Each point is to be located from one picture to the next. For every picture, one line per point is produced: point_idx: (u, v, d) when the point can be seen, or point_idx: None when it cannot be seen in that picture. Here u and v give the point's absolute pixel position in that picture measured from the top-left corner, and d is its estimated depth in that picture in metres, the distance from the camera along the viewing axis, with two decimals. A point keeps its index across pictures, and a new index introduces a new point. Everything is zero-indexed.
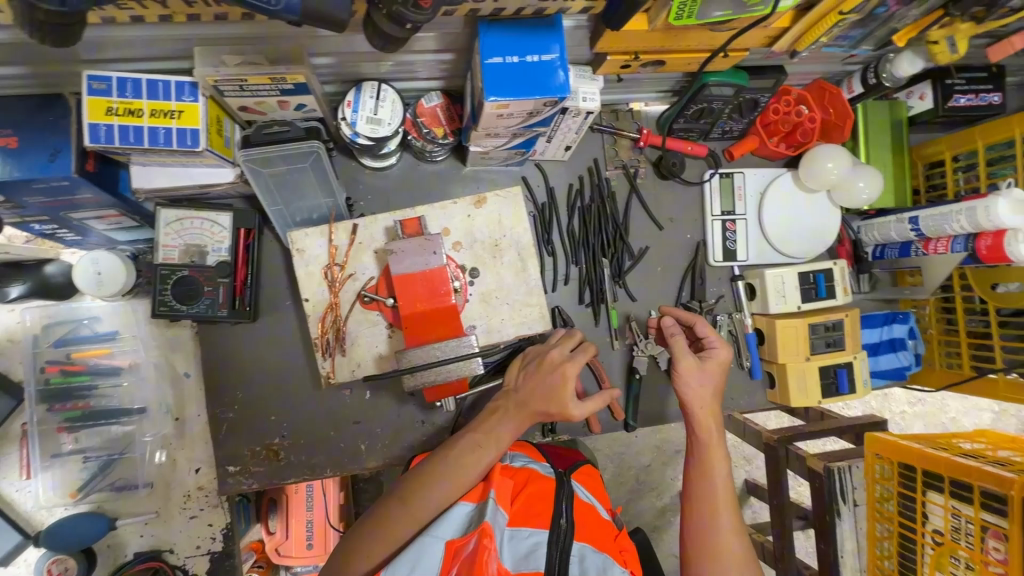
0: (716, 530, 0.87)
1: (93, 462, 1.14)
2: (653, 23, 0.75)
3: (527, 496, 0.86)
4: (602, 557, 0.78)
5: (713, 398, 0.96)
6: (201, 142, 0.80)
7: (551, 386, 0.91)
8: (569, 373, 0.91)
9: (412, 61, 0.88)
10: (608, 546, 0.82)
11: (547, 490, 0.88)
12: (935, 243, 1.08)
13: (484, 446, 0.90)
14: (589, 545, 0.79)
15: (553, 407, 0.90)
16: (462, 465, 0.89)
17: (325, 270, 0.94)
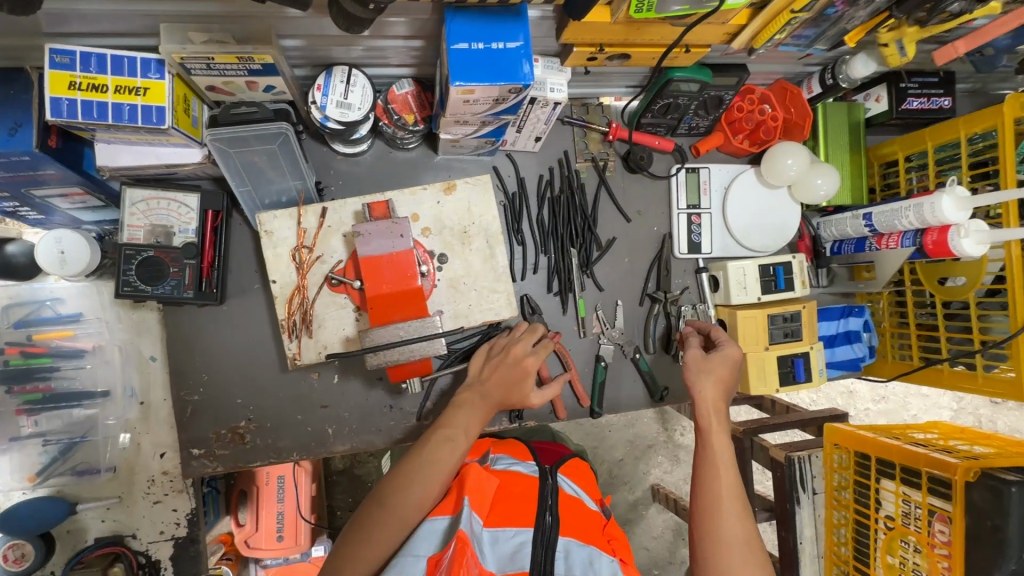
0: (724, 516, 0.87)
1: (54, 446, 1.12)
2: (615, 15, 0.77)
3: (510, 498, 0.90)
4: (587, 549, 0.83)
5: (720, 390, 0.99)
6: (167, 120, 0.80)
7: (516, 376, 0.97)
8: (530, 365, 0.98)
9: (382, 46, 0.90)
10: (595, 537, 0.88)
11: (530, 490, 0.92)
12: (887, 238, 1.13)
13: (447, 441, 0.90)
14: (574, 539, 0.84)
15: (514, 397, 0.97)
16: (432, 466, 0.88)
17: (293, 253, 0.95)
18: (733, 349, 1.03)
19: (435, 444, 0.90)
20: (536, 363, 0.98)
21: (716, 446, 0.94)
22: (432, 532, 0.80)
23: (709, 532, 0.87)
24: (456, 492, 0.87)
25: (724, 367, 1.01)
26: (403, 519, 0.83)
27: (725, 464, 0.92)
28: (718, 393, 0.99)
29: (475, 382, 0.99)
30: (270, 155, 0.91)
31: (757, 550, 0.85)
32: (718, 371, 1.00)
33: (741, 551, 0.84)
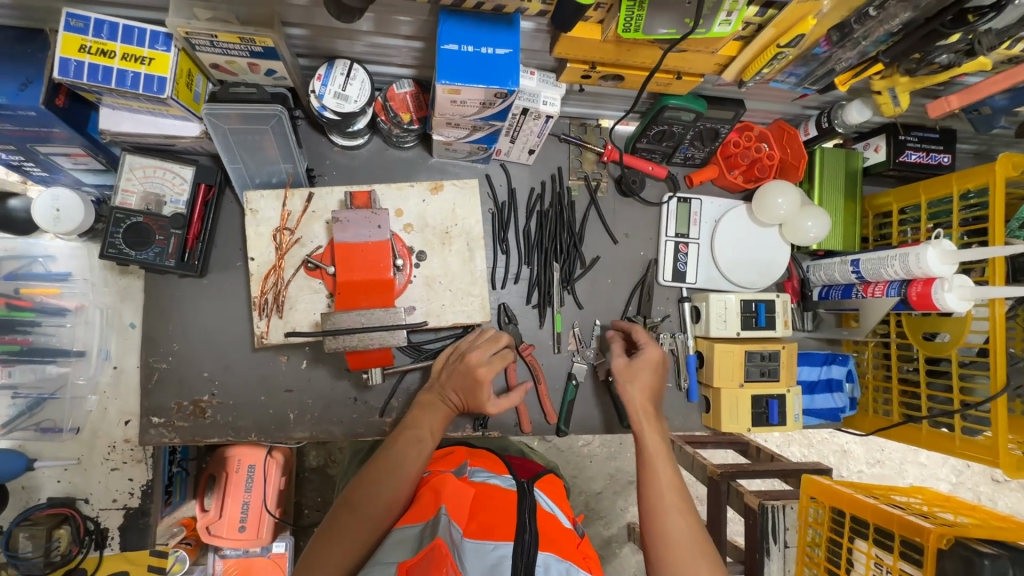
0: (669, 513, 0.87)
1: (23, 399, 1.14)
2: (604, 33, 0.79)
3: (485, 511, 0.81)
4: (566, 564, 0.75)
5: (647, 394, 1.01)
6: (166, 90, 0.84)
7: (474, 382, 0.96)
8: (484, 371, 0.96)
9: (384, 44, 0.93)
10: (573, 554, 0.80)
11: (507, 503, 0.84)
12: (873, 287, 1.11)
13: (415, 444, 0.90)
14: (553, 554, 0.76)
15: (471, 400, 0.97)
16: (397, 469, 0.87)
17: (274, 233, 0.97)
18: (654, 351, 1.04)
19: (402, 446, 0.89)
20: (490, 372, 0.96)
21: (650, 447, 0.95)
22: (405, 544, 0.73)
23: (658, 532, 0.85)
24: (431, 501, 0.80)
25: (651, 371, 1.03)
26: (370, 527, 0.82)
27: (661, 463, 0.93)
28: (646, 397, 1.00)
29: (438, 386, 0.99)
30: (263, 135, 0.94)
31: (706, 545, 0.84)
32: (647, 375, 1.02)
33: (691, 547, 0.84)
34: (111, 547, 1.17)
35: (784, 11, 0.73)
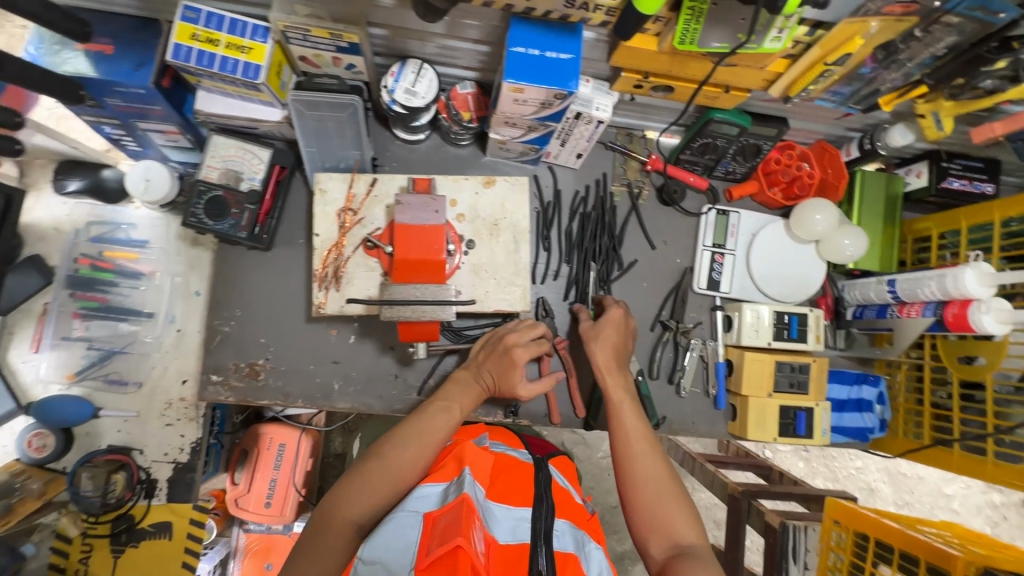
0: (637, 459, 0.91)
1: (96, 351, 1.24)
2: (660, 45, 0.86)
3: (505, 480, 0.87)
4: (578, 532, 0.83)
5: (610, 351, 1.04)
6: (260, 77, 0.93)
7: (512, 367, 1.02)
8: (519, 355, 1.01)
9: (453, 47, 1.02)
10: (583, 524, 0.88)
11: (525, 475, 0.91)
12: (909, 307, 1.13)
13: (442, 416, 0.94)
14: (568, 522, 0.84)
15: (505, 384, 1.02)
16: (424, 435, 0.90)
17: (339, 213, 1.05)
18: (616, 311, 1.08)
19: (431, 415, 0.94)
20: (526, 354, 1.01)
21: (615, 399, 0.99)
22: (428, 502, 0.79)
23: (629, 478, 0.89)
24: (454, 468, 0.86)
25: (613, 330, 1.06)
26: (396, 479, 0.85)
27: (626, 413, 0.96)
28: (608, 355, 1.04)
29: (477, 369, 1.04)
30: (338, 122, 1.03)
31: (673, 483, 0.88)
32: (615, 339, 1.06)
33: (660, 486, 0.88)
34: (159, 498, 1.24)
35: (832, 31, 0.77)
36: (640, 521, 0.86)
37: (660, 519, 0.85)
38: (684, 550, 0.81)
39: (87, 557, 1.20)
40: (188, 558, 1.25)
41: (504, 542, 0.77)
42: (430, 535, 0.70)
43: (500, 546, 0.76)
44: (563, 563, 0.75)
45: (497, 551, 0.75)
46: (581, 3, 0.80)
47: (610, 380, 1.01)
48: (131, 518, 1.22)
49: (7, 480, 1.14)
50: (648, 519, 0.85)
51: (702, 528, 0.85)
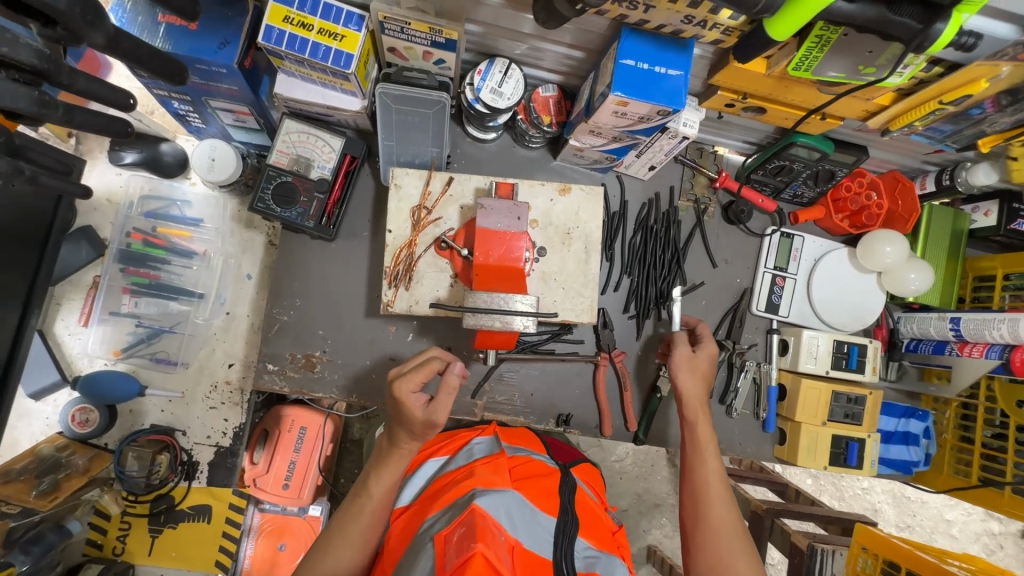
0: (713, 505, 0.87)
1: (144, 329, 1.20)
2: (771, 69, 0.83)
3: (529, 487, 0.89)
4: (601, 554, 0.86)
5: (701, 381, 1.00)
6: (351, 66, 0.90)
7: (399, 409, 0.88)
8: (400, 388, 0.88)
9: (543, 49, 0.99)
10: (607, 544, 0.91)
11: (549, 484, 0.92)
12: (971, 347, 1.13)
13: (358, 514, 0.89)
14: (589, 544, 0.86)
15: (411, 424, 0.88)
16: (346, 538, 0.88)
17: (413, 210, 1.03)
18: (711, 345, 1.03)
19: (348, 515, 0.90)
20: (413, 382, 0.88)
21: (699, 436, 0.95)
22: (436, 522, 0.81)
23: (702, 521, 0.87)
24: (463, 485, 0.86)
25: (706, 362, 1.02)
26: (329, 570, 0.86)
27: (708, 454, 0.93)
28: (699, 385, 0.99)
29: (392, 441, 0.93)
30: (420, 117, 0.99)
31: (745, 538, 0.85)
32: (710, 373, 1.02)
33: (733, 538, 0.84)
34: (199, 480, 1.23)
35: (956, 73, 0.76)
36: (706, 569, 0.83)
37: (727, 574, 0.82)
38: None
39: (125, 536, 1.19)
40: (224, 544, 1.23)
41: (529, 549, 0.78)
42: (447, 547, 0.72)
43: (525, 552, 0.77)
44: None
45: (523, 556, 0.76)
46: (700, 21, 0.78)
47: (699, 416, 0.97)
48: (171, 499, 1.21)
49: (53, 454, 1.13)
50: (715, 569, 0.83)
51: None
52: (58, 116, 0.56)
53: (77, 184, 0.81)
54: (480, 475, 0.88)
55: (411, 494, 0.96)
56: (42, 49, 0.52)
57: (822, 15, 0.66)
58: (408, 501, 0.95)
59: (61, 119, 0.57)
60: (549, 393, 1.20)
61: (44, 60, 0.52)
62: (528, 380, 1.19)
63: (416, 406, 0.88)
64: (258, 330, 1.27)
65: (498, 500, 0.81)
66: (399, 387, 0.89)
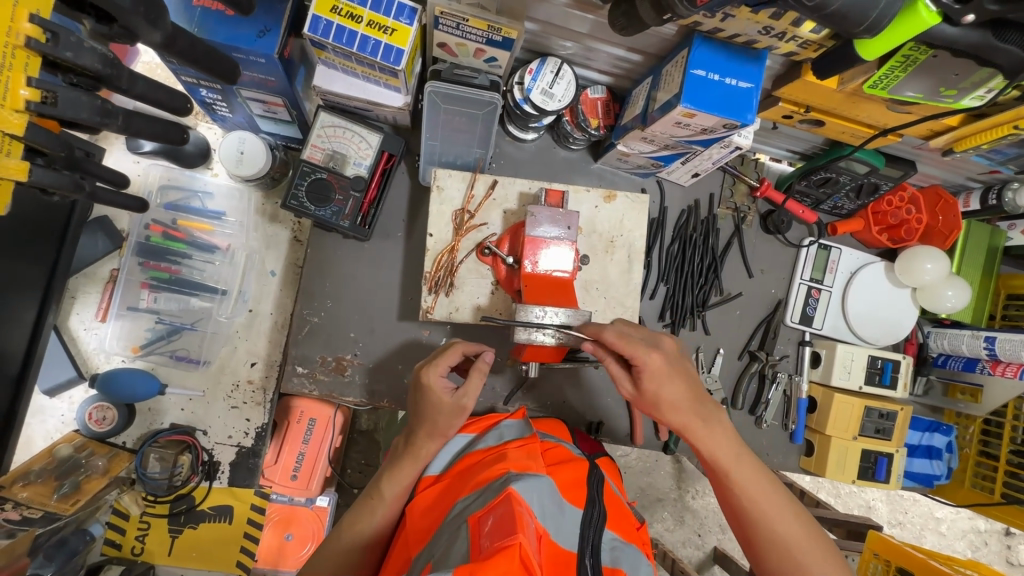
0: (772, 514, 0.80)
1: (163, 326, 1.15)
2: (844, 85, 0.80)
3: (558, 475, 0.82)
4: (629, 546, 0.78)
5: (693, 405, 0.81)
6: (401, 63, 0.85)
7: (423, 401, 0.86)
8: (427, 375, 0.86)
9: (597, 50, 0.95)
10: (632, 537, 0.83)
11: (578, 474, 0.84)
12: (1004, 366, 1.13)
13: (369, 512, 0.86)
14: (617, 536, 0.79)
15: (440, 418, 0.85)
16: (355, 533, 0.85)
17: (456, 214, 1.00)
18: (656, 355, 0.78)
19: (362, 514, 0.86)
20: (435, 375, 0.86)
21: (717, 454, 0.81)
22: (467, 504, 0.72)
23: (769, 543, 0.80)
24: (496, 467, 0.78)
25: (657, 368, 0.78)
26: (342, 557, 0.83)
27: (743, 463, 0.82)
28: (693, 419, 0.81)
29: (409, 440, 0.89)
30: (470, 118, 0.99)
31: (815, 531, 0.81)
32: (672, 376, 0.79)
33: (808, 542, 0.79)
34: (219, 480, 1.20)
35: None
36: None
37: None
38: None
39: (144, 535, 1.16)
40: (245, 544, 1.20)
41: (553, 540, 0.71)
42: (480, 532, 0.64)
43: (549, 541, 0.70)
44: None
45: (547, 548, 0.69)
46: (778, 32, 0.74)
47: (703, 434, 0.81)
48: (192, 500, 1.18)
49: (71, 455, 1.08)
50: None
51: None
52: (118, 125, 0.64)
53: (135, 197, 0.96)
54: (511, 458, 0.80)
55: (441, 464, 0.88)
56: (106, 54, 0.59)
57: (920, 37, 0.64)
58: (438, 471, 0.87)
59: (120, 125, 0.66)
60: (582, 401, 1.18)
61: (108, 65, 0.59)
62: (561, 387, 1.17)
63: (443, 393, 0.86)
64: (281, 329, 1.22)
65: (534, 484, 0.74)
66: (424, 376, 0.86)
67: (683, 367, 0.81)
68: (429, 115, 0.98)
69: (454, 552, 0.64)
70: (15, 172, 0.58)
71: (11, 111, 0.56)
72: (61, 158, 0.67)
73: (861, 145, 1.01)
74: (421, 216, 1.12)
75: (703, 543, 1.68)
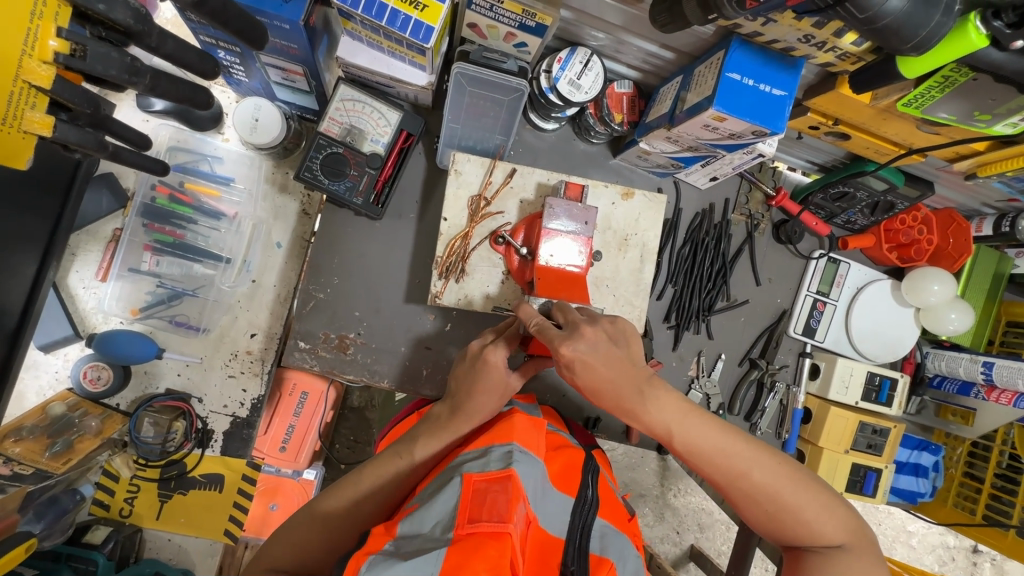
0: (739, 469, 0.76)
1: (165, 290, 1.13)
2: (876, 102, 0.79)
3: (553, 461, 0.81)
4: (621, 535, 0.78)
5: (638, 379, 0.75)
6: (430, 41, 0.83)
7: (477, 377, 0.82)
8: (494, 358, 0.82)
9: (629, 44, 0.93)
10: (624, 526, 0.82)
11: (573, 460, 0.83)
12: (998, 393, 1.15)
13: (391, 475, 0.80)
14: (609, 523, 0.78)
15: (496, 402, 0.83)
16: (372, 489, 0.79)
17: (472, 199, 0.98)
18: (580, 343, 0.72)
19: (380, 464, 0.81)
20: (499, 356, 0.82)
21: (660, 428, 0.77)
22: (467, 459, 0.73)
23: (749, 501, 0.77)
24: (500, 428, 0.77)
25: (583, 357, 0.73)
26: (357, 514, 0.78)
27: (690, 427, 0.77)
28: (629, 399, 0.75)
29: (452, 411, 0.83)
30: (496, 102, 0.99)
31: (791, 471, 0.77)
32: (599, 360, 0.73)
33: (788, 487, 0.76)
34: (212, 449, 1.18)
35: None
36: (780, 535, 0.77)
37: (801, 529, 0.76)
38: (841, 549, 0.75)
39: (133, 498, 1.15)
40: (234, 514, 1.19)
41: (541, 526, 0.72)
42: (471, 502, 0.64)
43: (536, 527, 0.71)
44: (596, 565, 0.69)
45: (534, 534, 0.70)
46: (819, 42, 0.72)
47: (643, 413, 0.76)
48: (183, 466, 1.16)
49: (64, 414, 1.07)
50: (788, 526, 0.76)
51: (843, 507, 0.78)
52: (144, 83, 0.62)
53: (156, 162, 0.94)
54: (520, 428, 0.77)
55: None
56: (139, 10, 0.58)
57: (964, 60, 0.63)
58: None
59: (147, 85, 0.64)
60: (580, 396, 1.18)
61: (139, 21, 0.58)
62: (560, 380, 1.17)
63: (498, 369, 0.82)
64: (284, 302, 1.20)
65: (535, 469, 0.73)
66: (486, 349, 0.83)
67: (609, 352, 0.74)
68: (455, 95, 0.98)
69: (439, 504, 0.65)
70: (39, 127, 0.59)
71: (39, 62, 0.57)
72: (85, 115, 0.66)
73: (886, 164, 1.00)
74: (434, 198, 1.11)
75: (681, 541, 1.70)
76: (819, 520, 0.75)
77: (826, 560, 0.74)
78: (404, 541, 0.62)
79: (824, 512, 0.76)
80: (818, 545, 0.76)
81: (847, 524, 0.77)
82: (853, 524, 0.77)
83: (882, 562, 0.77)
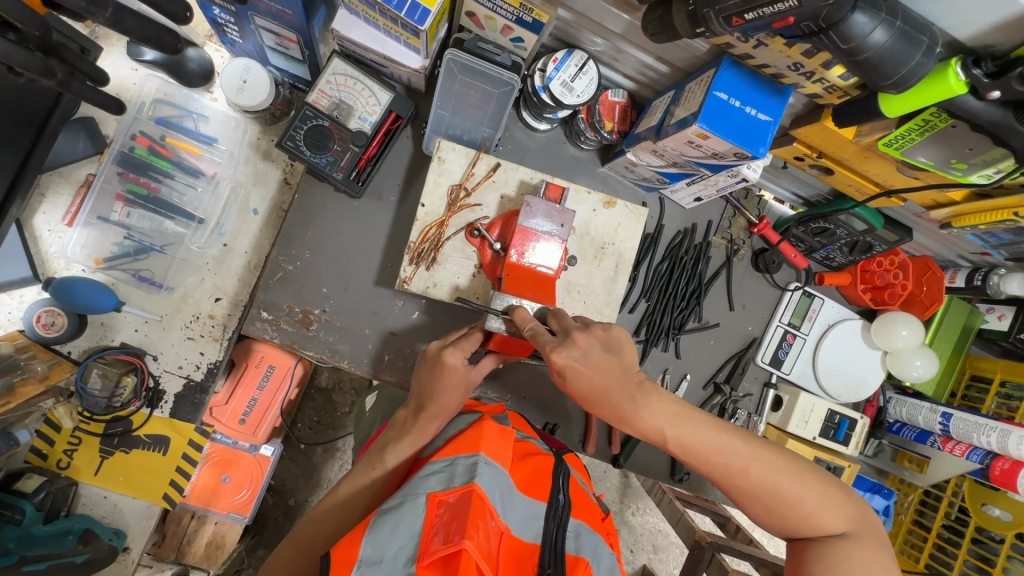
0: (735, 465, 0.74)
1: (132, 242, 1.11)
2: (859, 138, 0.79)
3: (520, 469, 0.79)
4: (596, 537, 0.76)
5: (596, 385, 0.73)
6: (424, 24, 0.82)
7: (438, 379, 0.83)
8: (450, 358, 0.82)
9: (625, 52, 0.93)
10: (598, 526, 0.81)
11: (542, 465, 0.81)
12: (953, 444, 1.16)
13: (365, 485, 0.82)
14: (584, 523, 0.77)
15: (451, 398, 0.83)
16: (347, 506, 0.82)
17: (452, 188, 0.97)
18: None
19: (353, 481, 0.84)
20: (459, 357, 0.82)
21: (653, 432, 0.74)
22: (434, 470, 0.73)
23: (753, 497, 0.75)
24: (465, 435, 0.77)
25: (578, 365, 0.71)
26: (339, 525, 0.81)
27: (678, 430, 0.74)
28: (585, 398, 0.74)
29: (414, 416, 0.85)
30: (488, 94, 0.99)
31: (788, 463, 0.75)
32: (555, 368, 0.72)
33: (787, 480, 0.74)
34: (161, 409, 1.15)
35: None
36: (784, 528, 0.76)
37: (805, 523, 0.74)
38: (846, 538, 0.73)
39: (73, 451, 1.12)
40: (175, 479, 1.16)
41: (514, 535, 0.72)
42: (435, 523, 0.66)
43: (510, 537, 0.70)
44: (571, 566, 0.70)
45: (507, 543, 0.70)
46: (807, 71, 0.72)
47: (635, 417, 0.73)
48: (129, 423, 1.13)
49: (11, 354, 1.03)
50: (794, 521, 0.74)
51: (846, 496, 0.76)
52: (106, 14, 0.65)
53: (113, 99, 0.90)
54: (489, 436, 0.76)
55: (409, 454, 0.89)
56: None
57: (943, 105, 0.64)
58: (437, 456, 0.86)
59: (110, 17, 0.67)
60: (542, 401, 1.17)
61: None
62: (523, 383, 1.16)
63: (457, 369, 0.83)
64: (254, 269, 1.19)
65: (500, 478, 0.72)
66: (441, 350, 0.84)
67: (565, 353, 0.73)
68: (445, 80, 0.97)
69: (402, 528, 0.65)
70: None
71: None
72: (34, 38, 0.68)
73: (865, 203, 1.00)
74: (417, 184, 1.10)
75: (632, 560, 1.69)
76: (822, 511, 0.73)
77: (829, 551, 0.72)
78: (370, 568, 0.62)
79: (824, 502, 0.74)
80: (821, 536, 0.74)
81: (851, 513, 0.75)
82: (854, 514, 0.75)
83: (887, 548, 0.75)
